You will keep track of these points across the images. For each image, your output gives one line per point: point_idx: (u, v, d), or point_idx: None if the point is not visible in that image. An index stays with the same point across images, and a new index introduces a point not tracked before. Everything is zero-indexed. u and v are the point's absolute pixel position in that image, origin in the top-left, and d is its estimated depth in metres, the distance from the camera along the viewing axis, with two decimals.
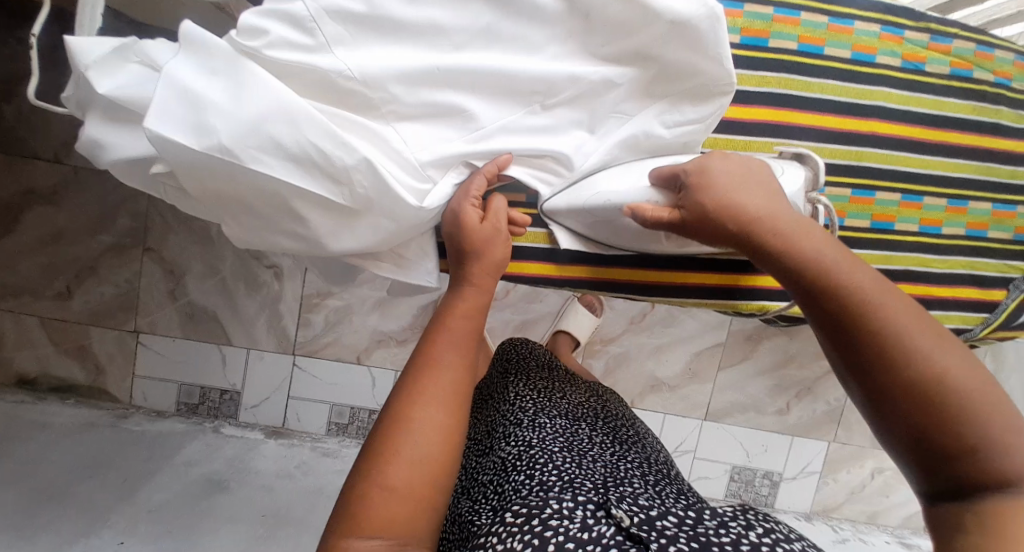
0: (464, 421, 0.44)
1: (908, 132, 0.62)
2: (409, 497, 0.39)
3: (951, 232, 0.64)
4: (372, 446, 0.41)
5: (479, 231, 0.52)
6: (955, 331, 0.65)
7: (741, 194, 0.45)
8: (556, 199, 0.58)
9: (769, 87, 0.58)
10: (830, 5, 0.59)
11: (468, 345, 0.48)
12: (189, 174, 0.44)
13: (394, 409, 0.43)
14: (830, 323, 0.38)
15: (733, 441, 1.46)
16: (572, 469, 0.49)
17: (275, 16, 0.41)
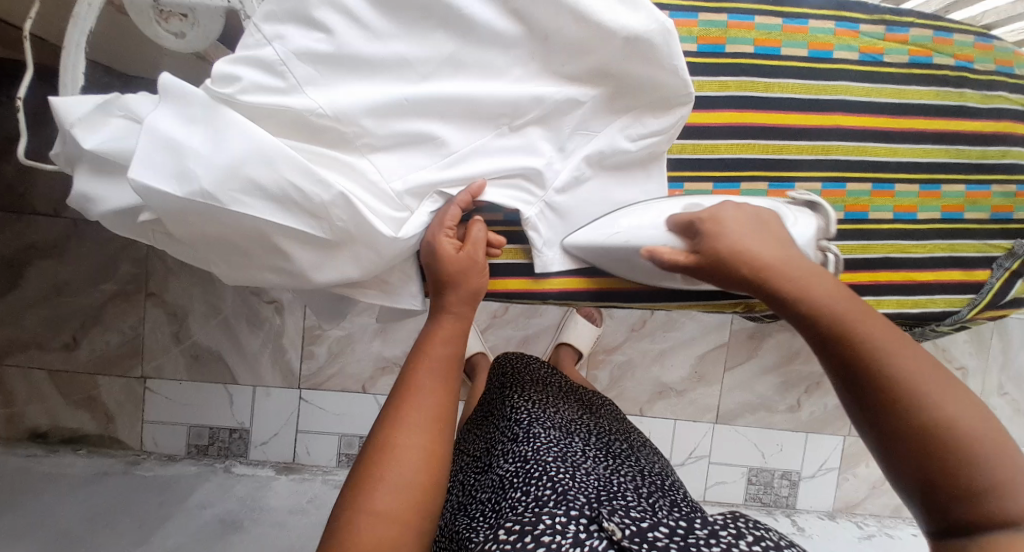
0: (447, 448, 0.45)
1: (875, 123, 0.62)
2: (388, 525, 0.39)
3: (927, 217, 0.65)
4: (357, 475, 0.42)
5: (455, 262, 0.53)
6: (940, 316, 0.65)
7: (753, 241, 0.47)
8: (578, 236, 0.59)
9: (728, 91, 0.60)
10: (783, 6, 0.61)
11: (447, 372, 0.49)
12: (175, 220, 0.46)
13: (378, 440, 0.43)
14: (840, 369, 0.40)
15: (746, 443, 1.45)
16: (566, 480, 0.50)
17: (247, 63, 0.44)
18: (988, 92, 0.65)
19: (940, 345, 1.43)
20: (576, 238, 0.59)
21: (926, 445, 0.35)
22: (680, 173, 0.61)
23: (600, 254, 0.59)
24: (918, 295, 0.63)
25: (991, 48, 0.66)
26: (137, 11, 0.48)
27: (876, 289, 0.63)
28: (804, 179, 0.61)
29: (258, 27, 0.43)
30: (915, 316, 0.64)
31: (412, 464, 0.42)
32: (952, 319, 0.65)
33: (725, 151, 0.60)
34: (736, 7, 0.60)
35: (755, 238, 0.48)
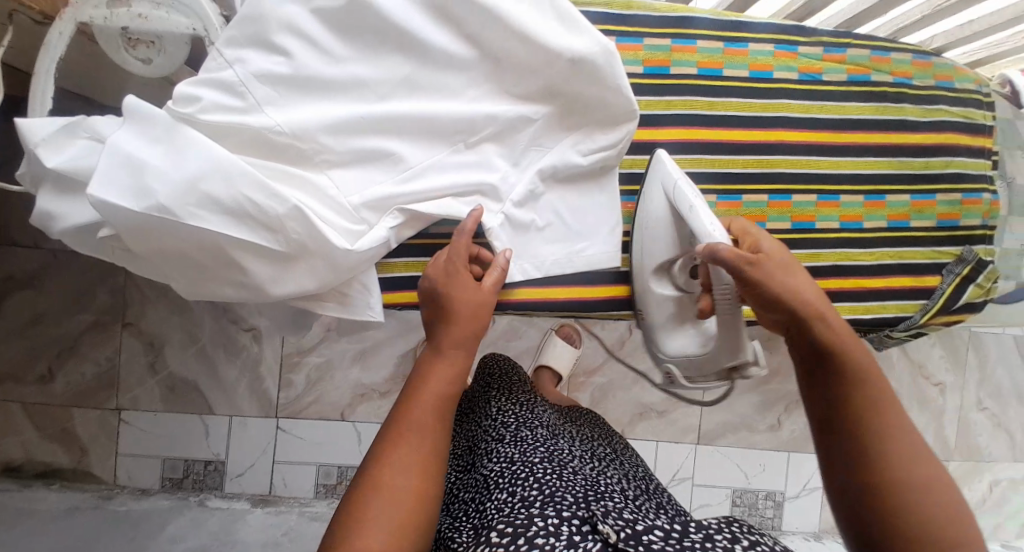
0: (436, 490, 0.42)
1: (816, 137, 0.66)
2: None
3: (873, 226, 0.67)
4: (343, 512, 0.39)
5: (470, 297, 0.51)
6: (893, 322, 0.67)
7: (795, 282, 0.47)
8: (665, 164, 0.59)
9: (674, 109, 0.63)
10: (726, 31, 0.65)
11: (442, 408, 0.46)
12: (132, 235, 0.47)
13: (367, 478, 0.41)
14: (834, 411, 0.42)
15: (728, 464, 1.44)
16: (554, 482, 0.49)
17: (207, 84, 0.46)
18: (928, 106, 0.69)
19: (917, 360, 1.45)
20: (664, 165, 0.59)
21: (882, 497, 0.37)
22: (632, 187, 0.66)
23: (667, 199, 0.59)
24: (865, 301, 0.66)
25: (929, 65, 0.70)
26: (107, 41, 0.52)
27: (829, 295, 0.65)
28: (749, 192, 0.64)
29: (220, 52, 0.46)
30: (869, 321, 0.67)
31: (399, 505, 0.39)
32: (905, 324, 0.67)
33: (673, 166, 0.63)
34: (680, 32, 0.64)
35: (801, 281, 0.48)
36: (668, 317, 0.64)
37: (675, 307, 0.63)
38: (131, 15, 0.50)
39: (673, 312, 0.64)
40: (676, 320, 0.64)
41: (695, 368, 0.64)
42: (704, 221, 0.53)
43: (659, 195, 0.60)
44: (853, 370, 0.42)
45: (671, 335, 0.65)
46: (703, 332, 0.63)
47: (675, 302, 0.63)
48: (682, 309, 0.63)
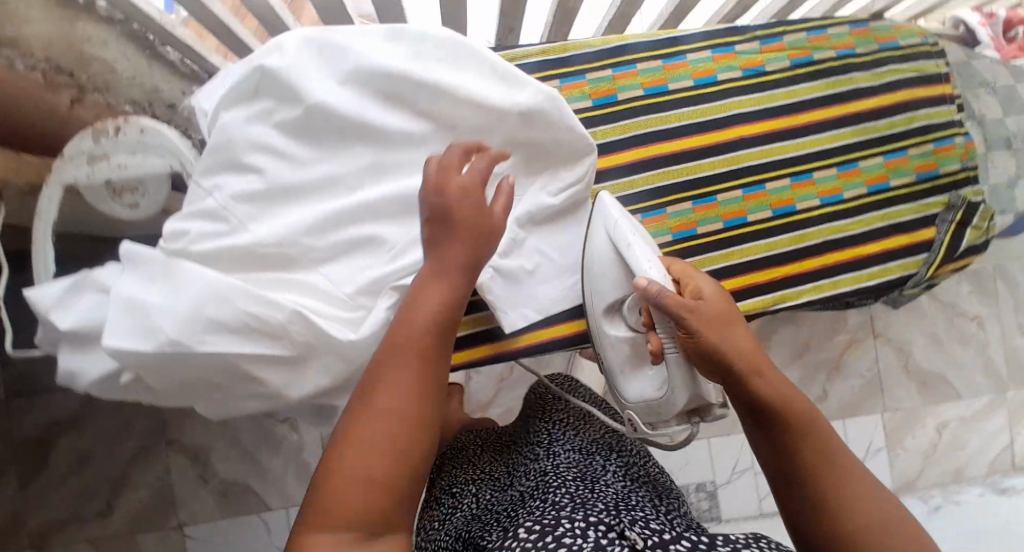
0: (428, 424, 0.39)
1: (774, 125, 0.67)
2: (348, 519, 0.34)
3: (853, 195, 0.67)
4: (329, 447, 0.37)
5: (463, 218, 0.46)
6: (898, 283, 0.67)
7: (733, 336, 0.48)
8: (607, 205, 0.59)
9: (631, 131, 0.64)
10: (662, 48, 0.67)
11: (433, 337, 0.42)
12: (152, 372, 0.49)
13: (350, 409, 0.39)
14: (786, 458, 0.44)
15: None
16: (582, 492, 0.50)
17: (193, 216, 0.50)
18: (876, 70, 0.70)
19: (946, 301, 1.42)
20: (607, 204, 0.58)
21: (835, 539, 0.40)
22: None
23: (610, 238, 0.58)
24: (864, 269, 0.65)
25: (867, 32, 0.72)
26: (92, 194, 0.54)
27: (827, 272, 0.65)
28: (723, 191, 0.64)
29: (199, 183, 0.50)
30: (874, 287, 0.66)
31: (382, 446, 0.36)
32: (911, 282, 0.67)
33: (644, 184, 0.63)
34: (618, 60, 0.66)
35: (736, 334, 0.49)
36: (624, 359, 0.63)
37: (630, 349, 0.62)
38: (112, 166, 0.53)
39: (628, 353, 0.62)
40: (632, 361, 0.63)
41: (655, 414, 0.60)
42: (646, 265, 0.53)
43: (603, 236, 0.58)
44: (796, 416, 0.45)
45: (629, 377, 0.63)
46: (659, 373, 0.61)
47: (629, 342, 0.62)
48: (637, 349, 0.62)
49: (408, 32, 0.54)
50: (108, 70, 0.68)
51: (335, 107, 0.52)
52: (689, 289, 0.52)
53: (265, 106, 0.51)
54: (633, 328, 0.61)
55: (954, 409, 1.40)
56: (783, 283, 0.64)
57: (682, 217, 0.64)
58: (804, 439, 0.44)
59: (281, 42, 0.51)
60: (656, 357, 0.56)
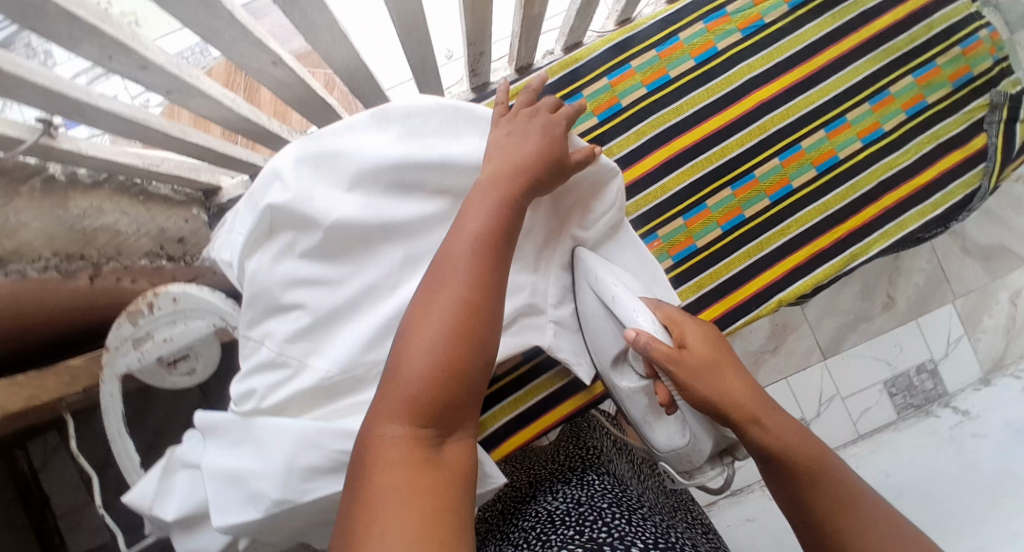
0: (480, 335, 0.41)
1: (787, 81, 0.72)
2: (410, 415, 0.38)
3: (891, 124, 0.72)
4: (392, 352, 0.41)
5: (530, 138, 0.52)
6: (965, 201, 0.72)
7: (720, 384, 0.47)
8: (586, 256, 0.58)
9: (647, 132, 0.71)
10: (652, 39, 0.71)
11: (481, 253, 0.44)
12: (265, 534, 0.50)
13: (410, 316, 0.42)
14: (795, 499, 0.45)
15: (868, 361, 1.30)
16: (622, 525, 0.49)
17: (250, 373, 0.49)
18: None
19: None
20: (585, 255, 0.58)
21: None
22: (649, 225, 0.71)
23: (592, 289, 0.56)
24: (926, 199, 0.71)
25: None
26: (150, 374, 0.55)
27: (894, 210, 0.72)
28: (761, 163, 0.71)
29: (248, 335, 0.49)
30: (940, 215, 0.72)
31: (438, 353, 0.39)
32: (980, 196, 0.71)
33: (682, 179, 0.70)
34: (610, 66, 0.71)
35: (725, 382, 0.47)
36: (644, 408, 0.58)
37: (645, 399, 0.57)
38: (158, 343, 0.53)
39: (648, 404, 0.57)
40: (651, 411, 0.57)
41: (685, 460, 0.57)
42: (631, 306, 0.51)
43: (590, 295, 0.57)
44: (798, 461, 0.44)
45: (653, 426, 0.58)
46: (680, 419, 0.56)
47: (644, 392, 0.56)
48: (653, 398, 0.57)
49: (394, 113, 0.54)
50: (115, 234, 0.67)
51: (356, 219, 0.50)
52: (678, 336, 0.50)
53: (286, 240, 0.50)
54: (642, 378, 0.56)
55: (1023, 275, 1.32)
56: (852, 235, 0.72)
57: (727, 204, 0.71)
58: (814, 488, 0.44)
59: (280, 168, 0.51)
60: (671, 408, 0.51)
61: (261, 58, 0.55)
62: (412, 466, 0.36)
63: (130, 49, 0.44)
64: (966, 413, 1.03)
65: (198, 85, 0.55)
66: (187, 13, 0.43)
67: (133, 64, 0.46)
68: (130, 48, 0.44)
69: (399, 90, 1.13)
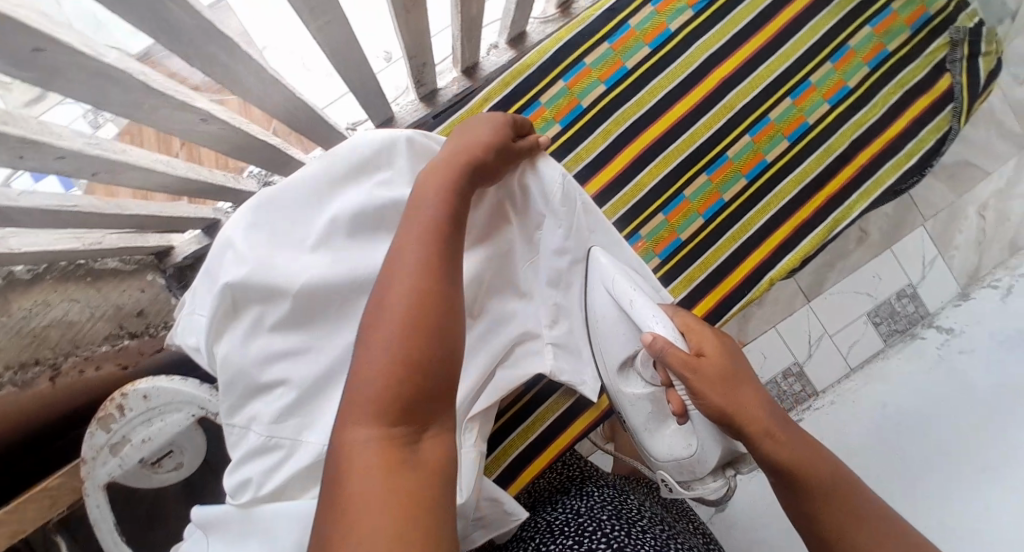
0: (444, 318, 0.38)
1: (741, 58, 0.80)
2: (378, 414, 0.33)
3: (855, 81, 0.81)
4: (353, 354, 0.37)
5: (481, 129, 0.52)
6: (940, 142, 0.82)
7: (735, 393, 0.46)
8: (602, 257, 0.61)
9: (611, 131, 0.79)
10: (604, 33, 0.78)
11: (433, 238, 0.42)
12: None
13: (369, 313, 0.38)
14: (804, 512, 0.43)
15: (848, 296, 1.09)
16: (622, 536, 0.50)
17: (245, 460, 0.46)
18: None
19: None
20: (600, 256, 0.61)
21: None
22: (632, 225, 0.80)
23: (603, 288, 0.59)
24: (901, 150, 0.82)
25: None
26: (135, 476, 0.58)
27: (874, 162, 0.82)
28: (736, 142, 0.80)
29: (233, 422, 0.47)
30: (915, 163, 0.82)
31: (399, 342, 0.35)
32: (951, 137, 0.82)
33: (657, 170, 0.79)
34: (566, 70, 0.78)
35: (741, 393, 0.46)
36: (647, 415, 0.59)
37: (651, 405, 0.59)
38: (136, 446, 0.55)
39: (651, 410, 0.59)
40: (655, 418, 0.59)
41: (687, 471, 0.56)
42: (644, 308, 0.54)
43: (604, 293, 0.59)
44: (816, 479, 0.42)
45: (654, 435, 0.60)
46: (688, 427, 0.55)
47: (650, 398, 0.58)
48: (659, 406, 0.58)
49: (341, 152, 0.51)
50: (68, 327, 0.63)
51: (325, 278, 0.47)
52: (695, 344, 0.50)
53: (255, 313, 0.47)
54: (651, 384, 0.58)
55: (992, 183, 1.10)
56: (839, 195, 0.82)
57: (707, 190, 0.80)
58: (829, 503, 0.42)
59: (230, 238, 0.48)
60: (683, 417, 0.54)
61: (188, 118, 0.50)
62: (382, 470, 0.31)
63: (41, 143, 0.39)
64: (949, 332, 0.89)
65: (125, 158, 0.50)
66: (91, 92, 0.39)
67: (48, 156, 0.41)
68: (41, 142, 0.39)
69: (337, 107, 1.02)
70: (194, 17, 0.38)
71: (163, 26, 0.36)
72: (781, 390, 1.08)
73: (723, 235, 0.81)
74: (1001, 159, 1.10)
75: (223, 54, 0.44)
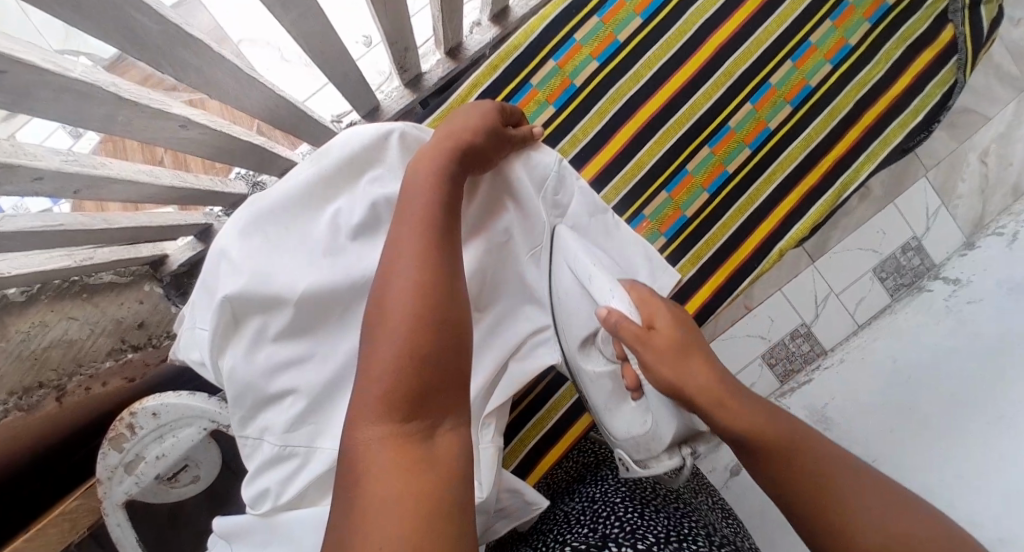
0: (446, 306, 0.37)
1: (737, 23, 0.77)
2: (389, 411, 0.33)
3: (856, 38, 0.78)
4: (361, 349, 0.36)
5: (467, 115, 0.50)
6: (946, 97, 0.80)
7: (686, 364, 0.40)
8: (564, 232, 0.58)
9: (607, 111, 0.76)
10: (594, 6, 0.75)
11: (428, 227, 0.41)
12: None
13: (372, 307, 0.37)
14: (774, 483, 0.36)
15: (852, 255, 1.08)
16: (634, 520, 0.49)
17: (258, 472, 0.46)
18: None
19: None
20: (561, 230, 0.58)
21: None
22: (634, 207, 0.79)
23: (563, 260, 0.56)
24: (906, 108, 0.79)
25: None
26: (155, 492, 0.59)
27: (878, 120, 0.80)
28: (736, 112, 0.78)
29: (245, 434, 0.46)
30: (921, 120, 0.80)
31: (404, 337, 0.34)
32: (955, 90, 0.79)
33: (656, 146, 0.77)
34: (557, 48, 0.75)
35: (693, 364, 0.40)
36: (607, 394, 0.54)
37: (611, 383, 0.53)
38: (151, 461, 0.56)
39: (613, 388, 0.53)
40: (615, 396, 0.53)
41: (644, 451, 0.50)
42: (596, 279, 0.50)
43: (565, 268, 0.55)
44: (775, 446, 0.36)
45: (615, 414, 0.54)
46: (643, 403, 0.50)
47: (611, 376, 0.53)
48: (619, 383, 0.53)
49: (332, 150, 0.49)
50: (69, 345, 0.64)
51: (328, 285, 0.46)
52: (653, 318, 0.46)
53: (257, 324, 0.46)
54: (612, 360, 0.53)
55: (994, 128, 1.08)
56: (843, 158, 0.80)
57: (710, 163, 0.78)
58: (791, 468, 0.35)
59: (224, 247, 0.47)
60: (637, 391, 0.50)
61: (168, 125, 0.49)
62: (401, 468, 0.30)
63: (16, 166, 0.38)
64: (955, 283, 0.88)
65: (106, 172, 0.49)
66: (60, 110, 0.37)
67: (26, 179, 0.40)
68: (17, 165, 0.38)
69: (318, 98, 0.99)
70: (158, 22, 0.36)
71: (126, 33, 0.35)
72: (790, 351, 1.08)
73: (728, 208, 0.80)
74: (1001, 103, 1.07)
75: (194, 57, 0.42)
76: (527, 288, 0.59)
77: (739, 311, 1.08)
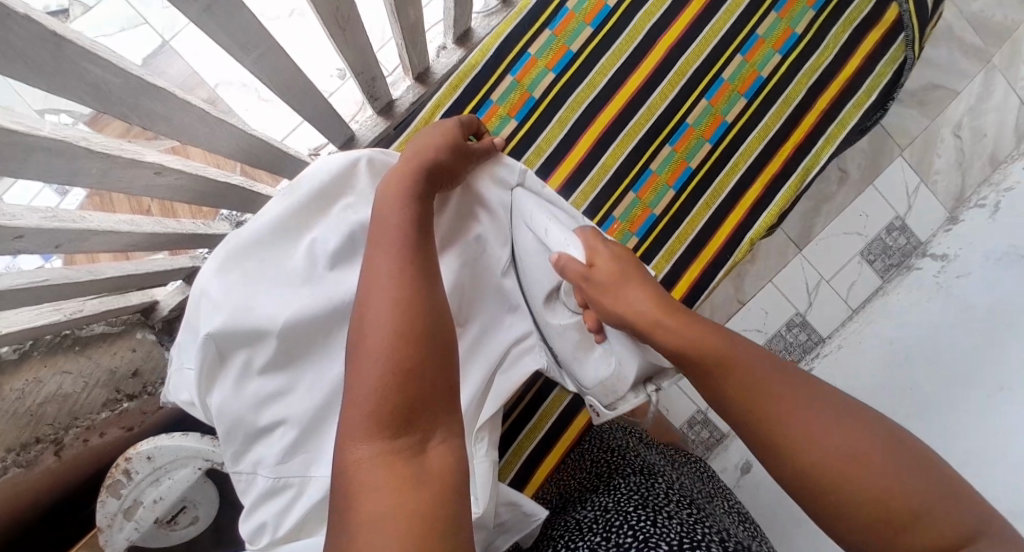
0: (429, 323, 0.37)
1: (686, 21, 0.79)
2: (378, 429, 0.33)
3: (802, 25, 0.80)
4: (345, 368, 0.37)
5: (430, 134, 0.52)
6: (898, 73, 0.81)
7: (632, 298, 0.44)
8: (525, 198, 0.59)
9: (568, 119, 0.78)
10: (545, 19, 0.77)
11: (405, 245, 0.42)
12: None
13: (354, 333, 0.38)
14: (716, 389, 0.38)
15: (837, 239, 1.09)
16: (647, 527, 0.49)
17: (255, 507, 0.46)
18: None
19: None
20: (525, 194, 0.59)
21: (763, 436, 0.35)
22: (604, 209, 0.80)
23: (524, 221, 0.58)
24: (860, 87, 0.81)
25: None
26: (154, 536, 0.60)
27: (836, 102, 0.82)
28: (693, 108, 0.80)
29: (238, 470, 0.47)
30: (877, 97, 0.82)
31: (385, 356, 0.35)
32: (907, 66, 0.81)
33: (618, 149, 0.79)
34: (513, 63, 0.77)
35: (639, 299, 0.44)
36: (574, 344, 0.55)
37: (577, 333, 0.55)
38: (149, 506, 0.57)
39: (578, 337, 0.55)
40: (581, 345, 0.55)
41: (609, 393, 0.53)
42: (556, 237, 0.53)
43: (525, 229, 0.58)
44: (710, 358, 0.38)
45: (581, 363, 0.55)
46: (607, 346, 0.53)
47: (576, 326, 0.55)
48: (585, 333, 0.55)
49: (305, 182, 0.51)
50: (64, 400, 0.64)
51: (307, 313, 0.47)
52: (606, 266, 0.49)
53: (241, 359, 0.47)
54: (575, 310, 0.55)
55: (964, 101, 1.10)
56: (806, 141, 0.82)
57: (673, 159, 0.80)
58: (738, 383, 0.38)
59: (204, 286, 0.48)
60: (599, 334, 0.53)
61: (142, 173, 0.50)
62: (394, 487, 0.30)
63: None
64: (944, 258, 0.88)
65: (87, 225, 0.50)
66: (32, 169, 0.38)
67: (5, 239, 0.41)
68: None
69: (296, 135, 1.02)
70: (117, 75, 0.37)
71: (87, 89, 0.36)
72: (788, 341, 1.08)
73: (698, 202, 0.81)
74: (967, 77, 1.10)
75: (159, 105, 0.44)
76: (507, 300, 0.60)
77: (733, 306, 1.09)
